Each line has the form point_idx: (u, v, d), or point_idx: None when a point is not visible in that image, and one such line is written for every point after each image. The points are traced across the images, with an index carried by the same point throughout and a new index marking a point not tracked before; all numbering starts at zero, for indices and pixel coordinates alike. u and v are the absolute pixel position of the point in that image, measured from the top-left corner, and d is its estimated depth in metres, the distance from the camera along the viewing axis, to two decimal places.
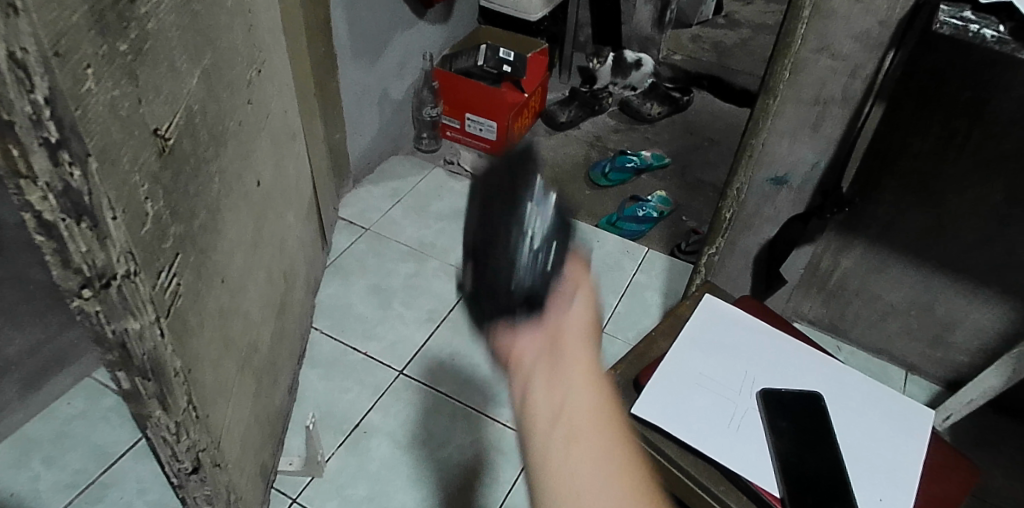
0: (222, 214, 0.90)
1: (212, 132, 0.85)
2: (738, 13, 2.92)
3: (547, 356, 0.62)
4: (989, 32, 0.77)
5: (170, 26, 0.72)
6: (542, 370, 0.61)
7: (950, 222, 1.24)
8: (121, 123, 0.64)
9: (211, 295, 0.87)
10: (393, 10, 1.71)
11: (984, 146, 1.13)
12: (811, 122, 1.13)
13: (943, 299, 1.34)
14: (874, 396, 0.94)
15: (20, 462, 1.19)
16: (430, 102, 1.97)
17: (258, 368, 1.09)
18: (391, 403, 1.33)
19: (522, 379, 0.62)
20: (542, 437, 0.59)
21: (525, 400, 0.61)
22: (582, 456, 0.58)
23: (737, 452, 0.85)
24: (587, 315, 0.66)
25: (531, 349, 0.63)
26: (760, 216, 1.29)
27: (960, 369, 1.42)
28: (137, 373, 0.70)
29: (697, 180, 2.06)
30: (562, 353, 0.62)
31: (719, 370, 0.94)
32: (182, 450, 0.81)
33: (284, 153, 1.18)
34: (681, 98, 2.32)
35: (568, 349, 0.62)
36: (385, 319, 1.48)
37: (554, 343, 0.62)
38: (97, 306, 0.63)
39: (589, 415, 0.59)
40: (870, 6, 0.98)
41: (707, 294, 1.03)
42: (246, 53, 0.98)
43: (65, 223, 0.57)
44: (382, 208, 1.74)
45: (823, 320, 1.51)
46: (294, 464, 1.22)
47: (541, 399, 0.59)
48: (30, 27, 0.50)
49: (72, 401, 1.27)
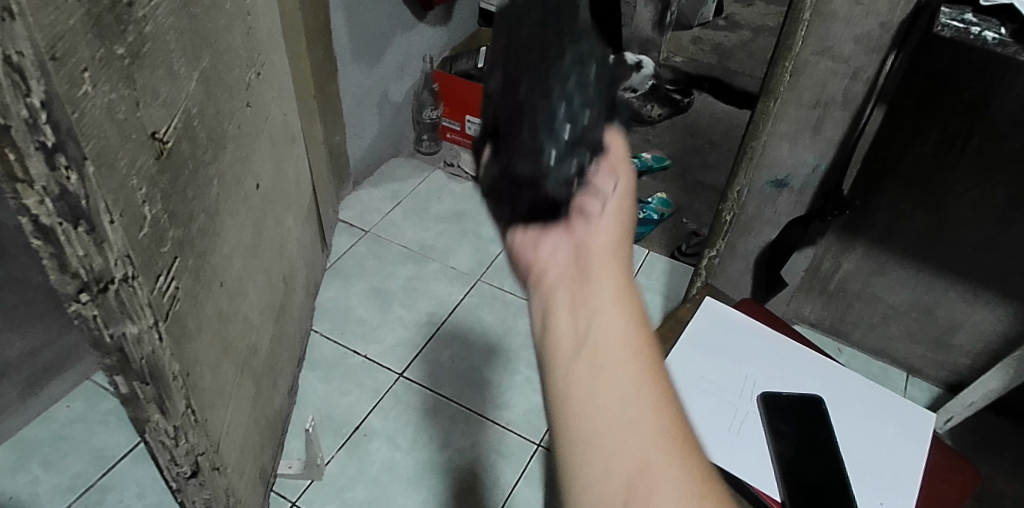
0: (220, 217, 0.90)
1: (211, 135, 0.85)
2: (738, 15, 2.91)
3: (574, 266, 0.40)
4: (990, 34, 0.76)
5: (168, 29, 0.72)
6: (563, 291, 0.40)
7: (951, 225, 1.23)
8: (118, 127, 0.63)
9: (209, 299, 0.87)
10: (393, 12, 1.70)
11: (985, 148, 1.12)
12: (811, 125, 1.13)
13: (944, 302, 1.34)
14: (875, 399, 0.93)
15: (19, 465, 1.19)
16: (431, 104, 1.95)
17: (258, 372, 1.08)
18: (391, 406, 1.33)
19: (540, 300, 0.40)
20: (561, 376, 0.38)
21: (540, 327, 0.40)
22: (615, 392, 0.37)
23: (737, 456, 0.85)
24: (627, 200, 0.43)
25: (553, 265, 0.41)
26: (761, 218, 1.29)
27: (962, 371, 1.41)
28: (135, 376, 0.70)
29: (698, 182, 2.06)
30: (594, 263, 0.40)
31: (720, 373, 0.93)
32: (181, 454, 0.81)
33: (283, 155, 1.18)
34: (681, 100, 2.32)
35: (600, 255, 0.40)
36: (385, 322, 1.48)
37: (577, 253, 0.40)
38: (95, 311, 0.63)
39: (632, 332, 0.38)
40: (870, 8, 0.98)
41: (707, 297, 1.03)
42: (245, 56, 0.97)
43: (62, 227, 0.57)
44: (382, 210, 1.74)
45: (824, 322, 1.50)
46: (294, 467, 1.22)
47: (563, 317, 0.39)
48: (26, 31, 0.50)
49: (71, 404, 1.28)
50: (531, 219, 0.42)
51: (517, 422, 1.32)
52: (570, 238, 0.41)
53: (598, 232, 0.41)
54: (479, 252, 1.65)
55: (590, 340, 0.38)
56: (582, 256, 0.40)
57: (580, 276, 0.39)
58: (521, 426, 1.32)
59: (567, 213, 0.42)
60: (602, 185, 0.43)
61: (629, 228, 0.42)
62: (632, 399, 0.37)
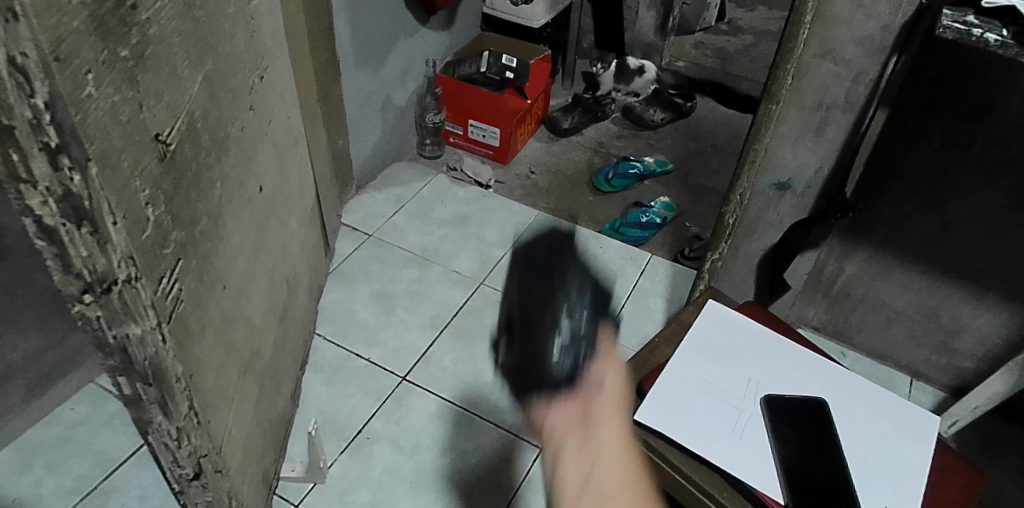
0: (224, 220, 0.90)
1: (214, 138, 0.86)
2: (740, 20, 2.92)
3: (578, 415, 0.70)
4: (992, 36, 0.76)
5: (172, 33, 0.73)
6: (572, 437, 0.69)
7: (956, 227, 1.23)
8: (121, 129, 0.64)
9: (212, 301, 0.87)
10: (395, 15, 1.71)
11: (989, 151, 1.12)
12: (814, 128, 1.13)
13: (949, 305, 1.33)
14: (880, 402, 0.93)
15: (24, 467, 1.19)
16: (434, 108, 1.96)
17: (261, 375, 1.08)
18: (394, 409, 1.33)
19: (551, 449, 0.70)
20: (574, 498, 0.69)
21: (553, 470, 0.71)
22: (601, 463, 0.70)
23: (741, 458, 0.85)
24: (615, 380, 0.70)
25: (559, 420, 0.69)
26: (764, 222, 1.29)
27: (967, 375, 1.41)
28: (138, 378, 0.70)
29: (701, 186, 2.06)
30: (596, 414, 0.70)
31: (722, 376, 0.93)
32: (183, 456, 0.81)
33: (286, 158, 1.18)
34: (684, 104, 2.31)
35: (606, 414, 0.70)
36: (388, 326, 1.48)
37: (584, 414, 0.70)
38: (98, 311, 0.63)
39: (616, 453, 0.70)
40: (873, 11, 0.98)
41: (710, 300, 1.03)
42: (249, 60, 0.98)
43: (65, 228, 0.57)
44: (385, 214, 1.74)
45: (828, 326, 1.50)
46: (297, 470, 1.22)
47: (569, 465, 0.69)
48: (30, 33, 0.51)
49: (75, 407, 1.28)
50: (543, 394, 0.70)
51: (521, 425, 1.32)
52: (579, 408, 0.69)
53: (605, 429, 0.70)
54: (482, 256, 1.65)
55: (592, 472, 0.69)
56: (587, 414, 0.70)
57: (582, 422, 0.70)
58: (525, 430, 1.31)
59: (576, 389, 0.70)
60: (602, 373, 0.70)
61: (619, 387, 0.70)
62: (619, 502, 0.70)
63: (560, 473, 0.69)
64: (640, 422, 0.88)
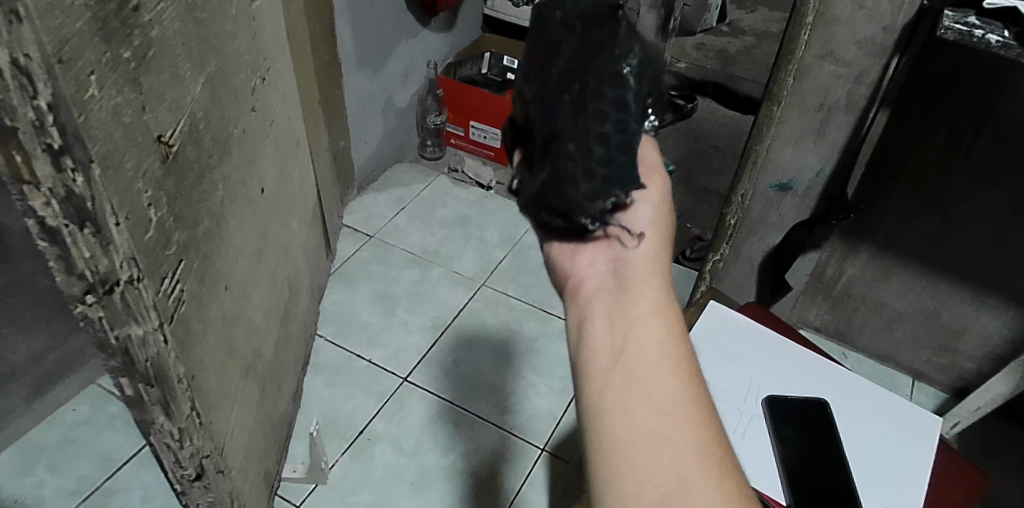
0: (226, 221, 0.90)
1: (216, 139, 0.86)
2: (741, 21, 2.92)
3: (613, 352, 0.49)
4: (993, 37, 0.76)
5: (174, 34, 0.73)
6: (602, 306, 0.52)
7: (957, 228, 1.23)
8: (124, 130, 0.64)
9: (214, 302, 0.87)
10: (397, 17, 1.71)
11: (990, 151, 1.12)
12: (815, 129, 1.12)
13: (950, 306, 1.33)
14: (881, 402, 0.93)
15: (25, 468, 1.19)
16: (434, 110, 1.97)
17: (263, 375, 1.08)
18: (395, 410, 1.33)
19: (577, 308, 0.54)
20: (597, 373, 0.48)
21: (580, 331, 0.52)
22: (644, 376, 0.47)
23: (742, 459, 0.85)
24: (658, 232, 0.55)
25: (589, 276, 0.55)
26: (765, 222, 1.29)
27: (969, 376, 1.41)
28: (140, 379, 0.70)
29: (702, 187, 2.06)
30: (629, 280, 0.52)
31: (724, 377, 0.93)
32: (185, 456, 0.81)
33: (287, 159, 1.18)
34: (685, 106, 2.32)
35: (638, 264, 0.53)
36: (389, 327, 1.48)
37: (617, 272, 0.53)
38: (100, 312, 0.63)
39: (668, 357, 0.48)
40: (874, 12, 0.98)
41: (711, 301, 1.03)
42: (251, 61, 0.98)
43: (68, 229, 0.57)
44: (386, 216, 1.74)
45: (829, 327, 1.50)
46: (298, 471, 1.22)
47: (601, 330, 0.50)
48: (33, 34, 0.51)
49: (77, 407, 1.28)
50: (568, 235, 0.57)
51: (523, 426, 1.32)
52: (609, 250, 0.55)
53: (636, 254, 0.54)
54: (483, 257, 1.66)
55: (625, 345, 0.48)
56: (623, 278, 0.53)
57: (615, 285, 0.52)
58: (526, 431, 1.32)
59: (608, 236, 0.55)
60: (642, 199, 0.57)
61: (665, 258, 0.54)
62: (678, 463, 0.44)
63: (588, 352, 0.50)
64: None
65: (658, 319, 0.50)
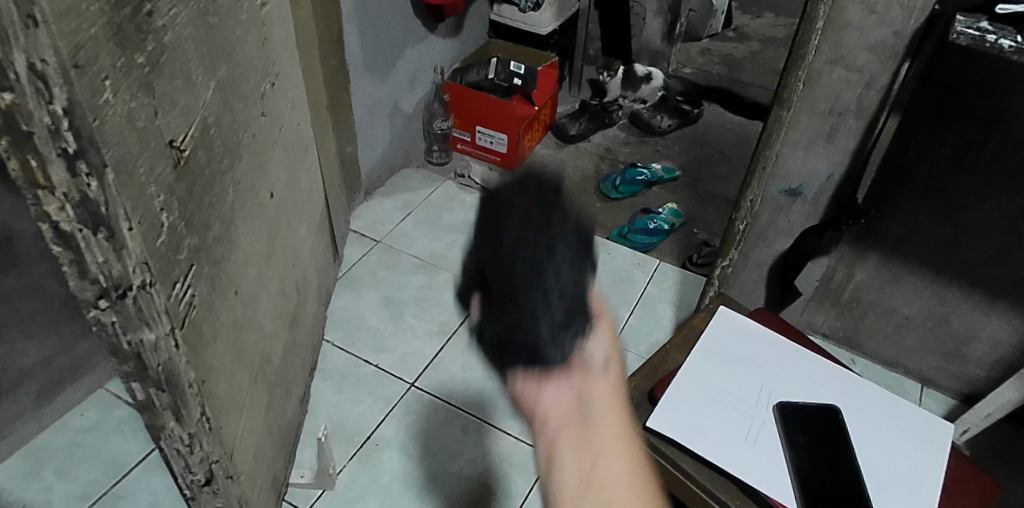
0: (236, 226, 0.90)
1: (227, 144, 0.86)
2: (747, 27, 2.92)
3: (575, 410, 0.61)
4: (1007, 42, 0.77)
5: (186, 39, 0.73)
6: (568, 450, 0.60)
7: (967, 233, 1.23)
8: (137, 134, 0.64)
9: (224, 307, 0.87)
10: (403, 23, 1.71)
11: (1000, 157, 1.12)
12: (825, 134, 1.12)
13: (960, 312, 1.33)
14: (893, 410, 0.92)
15: (34, 473, 1.19)
16: (441, 115, 1.97)
17: (271, 380, 1.08)
18: (402, 415, 1.33)
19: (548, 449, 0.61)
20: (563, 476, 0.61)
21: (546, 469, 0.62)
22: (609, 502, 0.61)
23: (753, 464, 0.84)
24: (610, 363, 0.64)
25: (555, 408, 0.61)
26: (774, 228, 1.28)
27: (979, 383, 1.40)
28: (151, 384, 0.70)
29: (708, 192, 2.06)
30: (592, 402, 0.61)
31: (735, 383, 0.93)
32: (195, 462, 0.81)
33: (297, 165, 1.19)
34: (692, 111, 2.32)
35: (597, 413, 0.61)
36: (397, 332, 1.48)
37: (576, 401, 0.61)
38: (112, 317, 0.64)
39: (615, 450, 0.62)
40: (885, 17, 0.98)
41: (722, 306, 1.02)
42: (261, 67, 0.98)
43: (82, 233, 0.57)
44: (393, 221, 1.74)
45: (838, 333, 1.50)
46: (306, 476, 1.21)
47: (567, 458, 0.61)
48: (48, 39, 0.51)
49: (85, 412, 1.29)
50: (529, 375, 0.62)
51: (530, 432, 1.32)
52: (571, 388, 0.61)
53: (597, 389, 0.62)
54: None
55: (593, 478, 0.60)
56: (583, 405, 0.61)
57: (580, 416, 0.61)
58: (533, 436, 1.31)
59: (574, 368, 0.62)
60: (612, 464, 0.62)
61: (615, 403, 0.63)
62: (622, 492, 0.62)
63: (557, 476, 0.61)
64: (652, 429, 0.87)
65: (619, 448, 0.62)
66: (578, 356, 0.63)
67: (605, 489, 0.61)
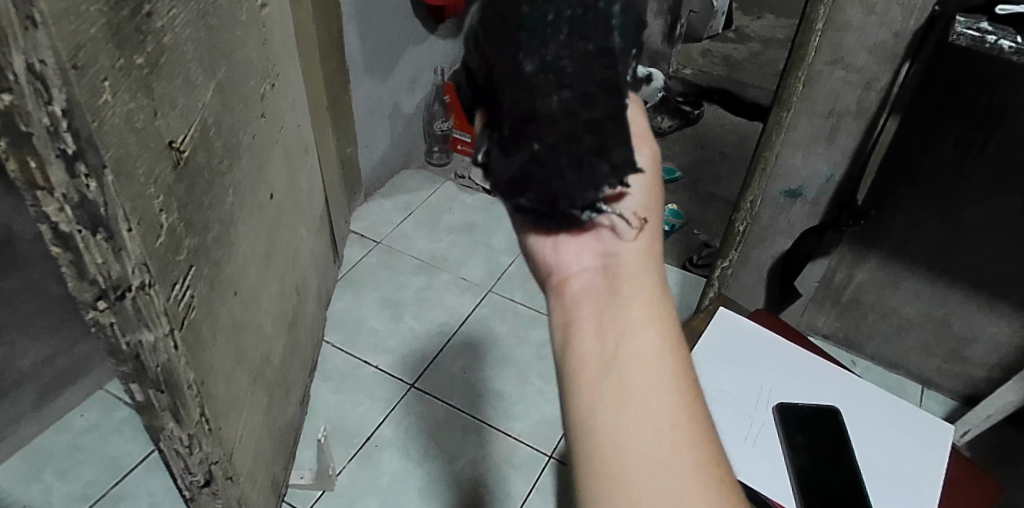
0: (236, 226, 0.90)
1: (226, 145, 0.86)
2: (748, 28, 2.92)
3: (602, 276, 0.53)
4: (1007, 42, 0.77)
5: (185, 40, 0.73)
6: (589, 302, 0.52)
7: (968, 234, 1.22)
8: (136, 135, 0.64)
9: (223, 308, 0.87)
10: (403, 24, 1.71)
11: (1000, 157, 1.11)
12: (825, 135, 1.12)
13: (960, 313, 1.33)
14: (894, 411, 0.92)
15: (33, 474, 1.19)
16: (441, 116, 1.94)
17: (271, 381, 1.08)
18: (402, 416, 1.33)
19: (566, 301, 0.53)
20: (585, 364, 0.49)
21: (566, 324, 0.52)
22: (638, 388, 0.48)
23: (753, 466, 0.84)
24: (649, 223, 0.55)
25: (580, 271, 0.54)
26: (774, 229, 1.28)
27: (979, 383, 1.40)
28: (150, 385, 0.70)
29: (709, 194, 2.06)
30: (620, 276, 0.52)
31: (735, 384, 0.92)
32: (195, 463, 0.81)
33: (297, 166, 1.19)
34: (692, 111, 2.33)
35: (626, 269, 0.53)
36: (396, 333, 1.48)
37: (607, 264, 0.53)
38: (112, 318, 0.64)
39: (657, 337, 0.50)
40: (885, 18, 0.98)
41: (722, 307, 1.02)
42: (261, 68, 0.98)
43: (81, 235, 0.57)
44: (393, 222, 1.74)
45: (838, 334, 1.49)
46: (306, 477, 1.21)
47: (587, 318, 0.51)
48: (48, 40, 0.51)
49: (84, 413, 1.28)
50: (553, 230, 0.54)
51: (530, 433, 1.32)
52: (598, 248, 0.54)
53: (625, 249, 0.54)
54: (490, 263, 1.65)
55: (617, 347, 0.49)
56: (612, 271, 0.53)
57: (607, 283, 0.52)
58: (533, 437, 1.31)
59: (597, 231, 0.55)
60: (636, 326, 0.50)
61: (649, 266, 0.53)
62: (658, 388, 0.48)
63: (579, 340, 0.50)
64: None
65: (650, 319, 0.50)
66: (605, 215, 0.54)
67: (643, 381, 0.48)
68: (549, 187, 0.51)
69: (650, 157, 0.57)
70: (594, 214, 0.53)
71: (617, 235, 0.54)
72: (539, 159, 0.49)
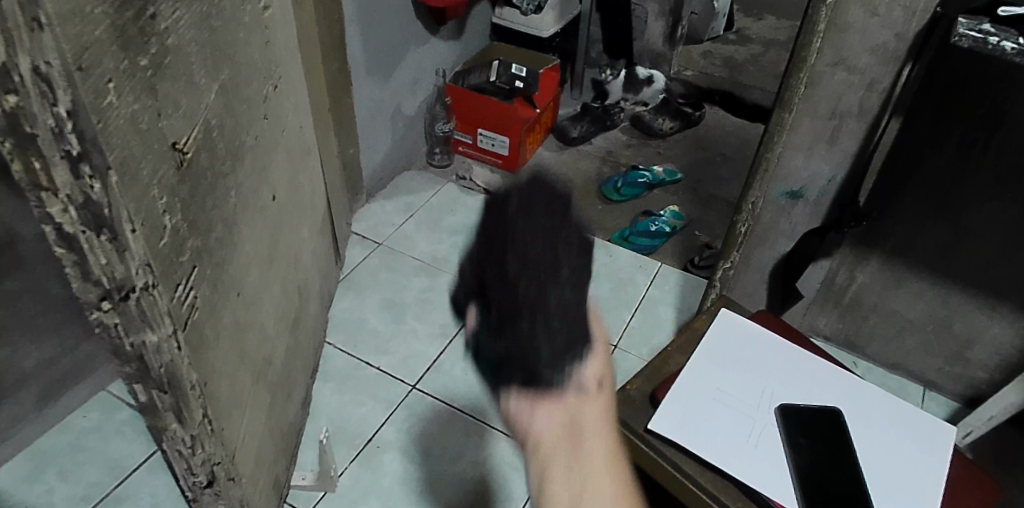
0: (238, 227, 0.90)
1: (229, 146, 0.86)
2: (750, 29, 2.92)
3: (567, 438, 0.53)
4: (1009, 44, 0.77)
5: (189, 42, 0.73)
6: (560, 451, 0.52)
7: (969, 235, 1.23)
8: (141, 137, 0.64)
9: (226, 309, 0.87)
10: (405, 26, 1.72)
11: (1002, 158, 1.11)
12: (826, 136, 1.12)
13: (962, 314, 1.33)
14: (896, 413, 0.92)
15: (36, 475, 1.19)
16: (443, 117, 1.97)
17: (273, 382, 1.08)
18: (404, 417, 1.33)
19: (536, 463, 0.53)
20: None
21: (538, 475, 0.53)
22: None
23: (755, 466, 0.84)
24: (606, 380, 0.56)
25: (546, 432, 0.52)
26: (776, 230, 1.28)
27: (981, 385, 1.40)
28: (153, 385, 0.70)
29: (710, 195, 2.06)
30: (581, 430, 0.53)
31: (737, 385, 0.92)
32: (197, 463, 0.81)
33: (299, 167, 1.19)
34: (693, 114, 2.32)
35: (590, 425, 0.53)
36: (398, 334, 1.48)
37: (569, 424, 0.53)
38: (115, 318, 0.64)
39: (615, 484, 0.54)
40: (886, 20, 0.98)
41: (723, 308, 1.03)
42: (263, 69, 0.99)
43: (85, 235, 0.58)
44: (394, 223, 1.74)
45: (840, 336, 1.49)
46: (307, 478, 1.21)
47: (558, 475, 0.52)
48: (53, 42, 0.51)
49: (87, 414, 1.29)
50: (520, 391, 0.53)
51: None
52: (560, 410, 0.53)
53: (586, 409, 0.53)
54: None
55: (582, 495, 0.52)
56: (574, 428, 0.53)
57: (571, 433, 0.53)
58: None
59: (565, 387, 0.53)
60: (594, 468, 0.53)
61: (607, 401, 0.55)
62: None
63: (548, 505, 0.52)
64: (653, 431, 0.87)
65: (610, 467, 0.54)
66: (572, 378, 0.54)
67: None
68: (523, 371, 0.53)
69: (600, 322, 0.58)
70: (559, 374, 0.53)
71: (582, 397, 0.53)
72: (516, 306, 0.53)
